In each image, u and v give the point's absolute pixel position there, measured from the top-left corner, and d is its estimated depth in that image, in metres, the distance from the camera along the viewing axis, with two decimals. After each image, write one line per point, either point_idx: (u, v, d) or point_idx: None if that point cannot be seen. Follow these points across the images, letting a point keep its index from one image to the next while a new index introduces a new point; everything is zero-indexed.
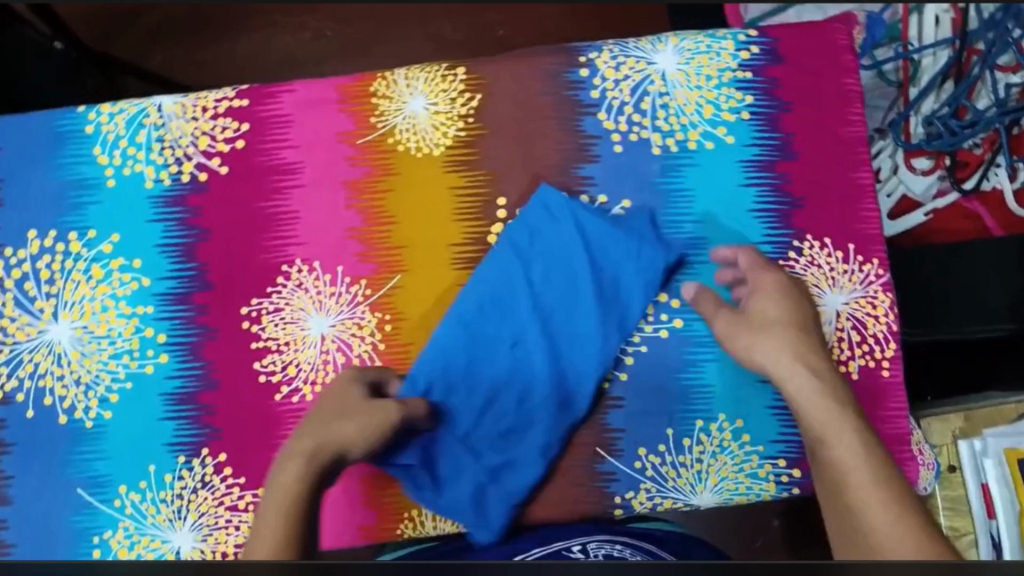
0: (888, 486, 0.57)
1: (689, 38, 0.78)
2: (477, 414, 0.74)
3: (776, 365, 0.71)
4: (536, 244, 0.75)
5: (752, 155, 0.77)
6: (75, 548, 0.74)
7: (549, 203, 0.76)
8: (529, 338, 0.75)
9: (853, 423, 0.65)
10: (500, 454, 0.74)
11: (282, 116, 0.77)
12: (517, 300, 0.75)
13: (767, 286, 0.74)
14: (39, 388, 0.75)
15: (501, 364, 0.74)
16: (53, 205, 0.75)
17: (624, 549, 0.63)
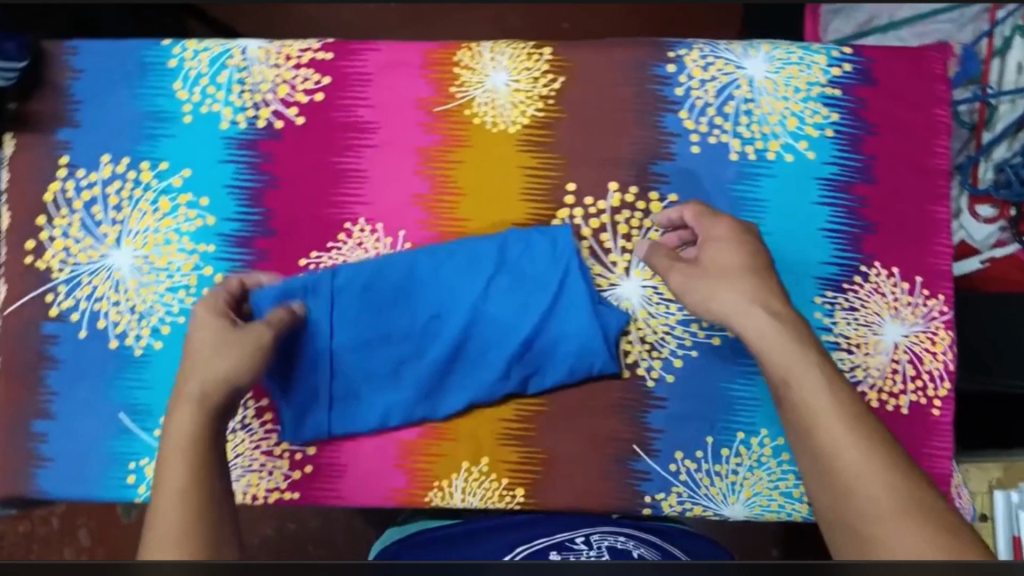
0: (864, 453, 0.60)
1: (782, 47, 0.76)
2: (375, 372, 0.76)
3: (732, 315, 0.68)
4: (520, 259, 0.76)
5: (830, 173, 0.76)
6: (110, 470, 0.75)
7: (559, 240, 0.76)
8: (450, 311, 0.76)
9: (818, 364, 0.65)
10: (353, 386, 0.76)
11: (364, 74, 0.76)
12: (469, 283, 0.76)
13: (721, 236, 0.71)
14: (94, 310, 0.76)
15: (417, 317, 0.76)
16: (128, 132, 0.75)
17: (629, 541, 0.71)
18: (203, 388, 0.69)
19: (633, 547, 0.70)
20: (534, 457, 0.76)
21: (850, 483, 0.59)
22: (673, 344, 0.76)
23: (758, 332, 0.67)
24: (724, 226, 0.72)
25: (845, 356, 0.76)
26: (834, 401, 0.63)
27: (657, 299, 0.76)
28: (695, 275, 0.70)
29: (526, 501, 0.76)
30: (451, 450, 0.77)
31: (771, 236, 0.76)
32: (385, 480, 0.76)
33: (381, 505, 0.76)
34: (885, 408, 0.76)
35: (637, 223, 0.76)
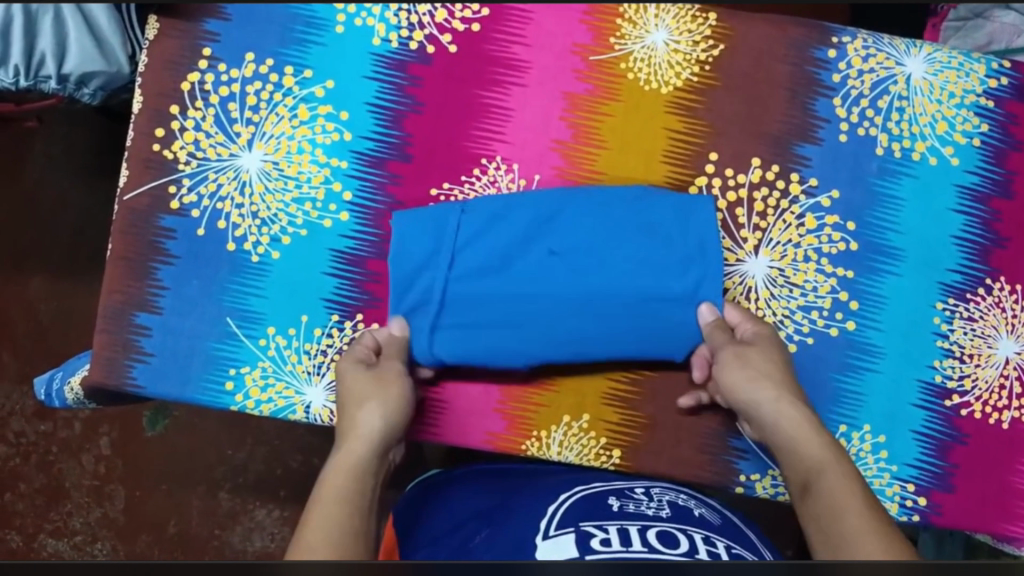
0: (871, 520, 0.55)
1: (944, 51, 0.77)
2: (480, 313, 0.71)
3: (771, 407, 0.66)
4: (651, 212, 0.72)
5: (972, 183, 0.76)
6: (207, 374, 0.73)
7: (699, 207, 0.73)
8: (568, 254, 0.71)
9: (844, 459, 0.62)
10: (459, 314, 0.71)
11: (525, 11, 0.75)
12: (600, 232, 0.72)
13: (769, 338, 0.71)
14: (215, 210, 0.73)
15: (530, 259, 0.71)
16: (278, 33, 0.74)
17: (689, 500, 0.69)
18: (357, 437, 0.64)
19: (694, 506, 0.67)
20: (634, 420, 0.74)
21: (850, 511, 0.56)
22: (791, 328, 0.75)
23: (777, 410, 0.66)
24: (760, 326, 0.71)
25: (956, 364, 0.76)
26: (838, 458, 0.62)
27: (782, 282, 0.75)
28: (733, 360, 0.68)
29: (621, 462, 0.74)
30: (553, 402, 0.74)
31: (905, 235, 0.76)
32: (481, 423, 0.74)
33: (477, 447, 0.74)
34: (986, 421, 0.76)
35: (773, 203, 0.75)
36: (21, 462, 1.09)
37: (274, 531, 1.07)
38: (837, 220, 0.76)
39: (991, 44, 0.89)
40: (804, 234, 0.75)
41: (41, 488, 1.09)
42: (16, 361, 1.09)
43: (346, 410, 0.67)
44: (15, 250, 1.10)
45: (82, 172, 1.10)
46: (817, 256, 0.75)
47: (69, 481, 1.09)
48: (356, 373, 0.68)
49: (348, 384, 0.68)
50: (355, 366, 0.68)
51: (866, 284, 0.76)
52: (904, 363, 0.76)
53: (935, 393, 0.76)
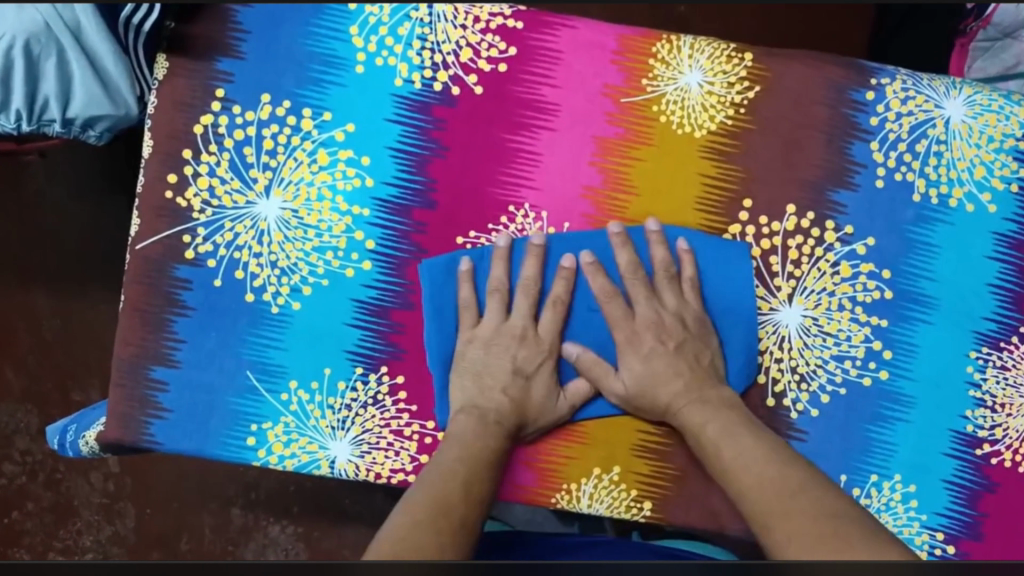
0: (781, 464, 0.61)
1: (983, 92, 0.75)
2: (603, 347, 0.71)
3: (678, 419, 0.68)
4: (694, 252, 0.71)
5: (1008, 229, 0.75)
6: (228, 430, 0.70)
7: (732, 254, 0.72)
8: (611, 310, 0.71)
9: (733, 413, 0.67)
10: None
11: (554, 51, 0.72)
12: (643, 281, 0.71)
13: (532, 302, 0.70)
14: (233, 259, 0.70)
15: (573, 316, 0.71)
16: (296, 74, 0.71)
17: None
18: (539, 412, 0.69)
19: None
20: (667, 472, 0.72)
21: (750, 452, 0.63)
22: (824, 378, 0.74)
23: (686, 423, 0.68)
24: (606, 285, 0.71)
25: (987, 414, 0.75)
26: (725, 414, 0.66)
27: (816, 331, 0.73)
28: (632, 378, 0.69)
29: (653, 514, 0.73)
30: (584, 455, 0.72)
31: (939, 283, 0.75)
32: (510, 476, 0.72)
33: (506, 500, 0.72)
34: (1015, 469, 0.75)
35: (807, 250, 0.73)
36: (28, 481, 1.06)
37: (288, 546, 1.06)
38: (872, 268, 0.74)
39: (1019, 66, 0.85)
40: (838, 282, 0.73)
41: (50, 506, 1.06)
42: (19, 379, 1.06)
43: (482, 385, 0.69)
44: (18, 268, 1.07)
45: (86, 186, 1.06)
46: (851, 305, 0.74)
47: (78, 498, 1.07)
48: (539, 362, 0.70)
49: (531, 378, 0.69)
50: (543, 361, 0.70)
51: (899, 332, 0.74)
52: (936, 412, 0.75)
53: (966, 442, 0.75)
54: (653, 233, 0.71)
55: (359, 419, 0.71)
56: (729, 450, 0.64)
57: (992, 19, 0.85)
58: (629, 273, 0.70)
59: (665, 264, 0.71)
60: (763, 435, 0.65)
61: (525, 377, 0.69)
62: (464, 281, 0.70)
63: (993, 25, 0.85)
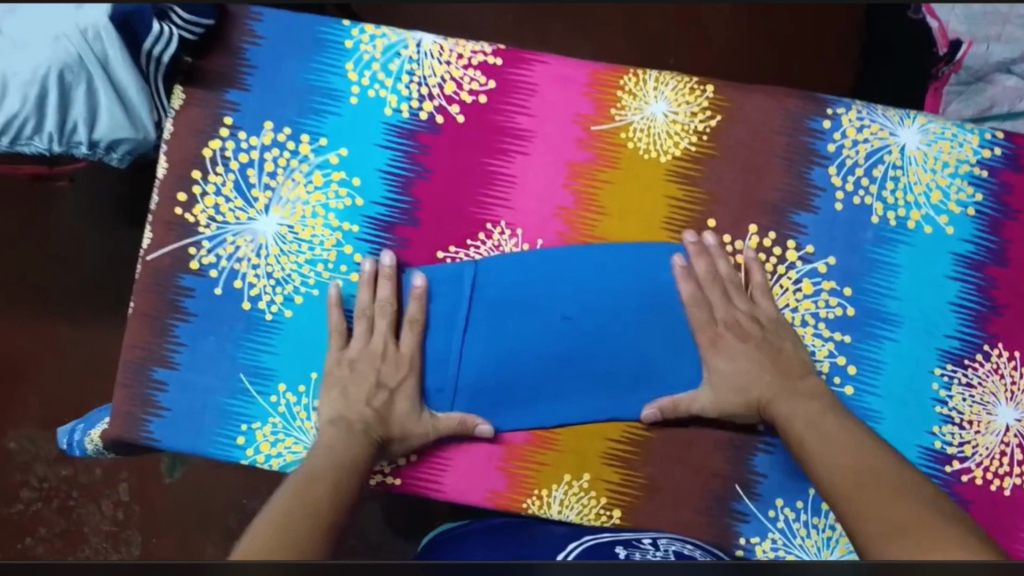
0: (859, 451, 0.69)
1: (936, 121, 0.80)
2: (570, 357, 0.74)
3: (771, 413, 0.74)
4: (656, 270, 0.76)
5: (967, 252, 0.78)
6: (219, 428, 0.75)
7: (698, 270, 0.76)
8: (581, 320, 0.75)
9: (819, 401, 0.73)
10: (477, 378, 0.75)
11: (530, 84, 0.79)
12: (610, 298, 0.75)
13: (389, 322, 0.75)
14: (233, 270, 0.76)
15: (540, 328, 0.75)
16: (295, 104, 0.78)
17: (695, 551, 0.71)
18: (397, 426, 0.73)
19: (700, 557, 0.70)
20: (635, 481, 0.75)
21: (834, 445, 0.69)
22: None
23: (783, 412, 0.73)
24: (579, 296, 0.75)
25: (955, 430, 0.76)
26: (808, 406, 0.72)
27: None
28: (719, 375, 0.75)
29: (621, 523, 0.75)
30: (554, 462, 0.75)
31: (902, 301, 0.77)
32: (484, 481, 0.75)
33: (478, 504, 0.74)
34: (988, 487, 0.76)
35: (770, 269, 0.77)
36: (42, 506, 0.97)
37: None
38: (834, 286, 0.77)
39: (993, 108, 0.91)
40: (800, 298, 0.77)
41: (60, 532, 0.96)
42: None
43: (349, 391, 0.75)
44: None
45: None
46: (814, 321, 0.77)
47: (88, 525, 0.97)
48: (401, 376, 0.74)
49: (394, 391, 0.74)
50: (406, 376, 0.74)
51: (863, 348, 0.77)
52: (905, 428, 0.76)
53: (936, 459, 0.76)
54: (713, 245, 0.76)
55: None
56: (812, 438, 0.70)
57: (963, 63, 0.89)
58: (708, 282, 0.76)
59: (731, 276, 0.76)
60: (844, 420, 0.71)
61: (388, 390, 0.74)
62: (334, 305, 0.75)
63: (964, 69, 0.90)
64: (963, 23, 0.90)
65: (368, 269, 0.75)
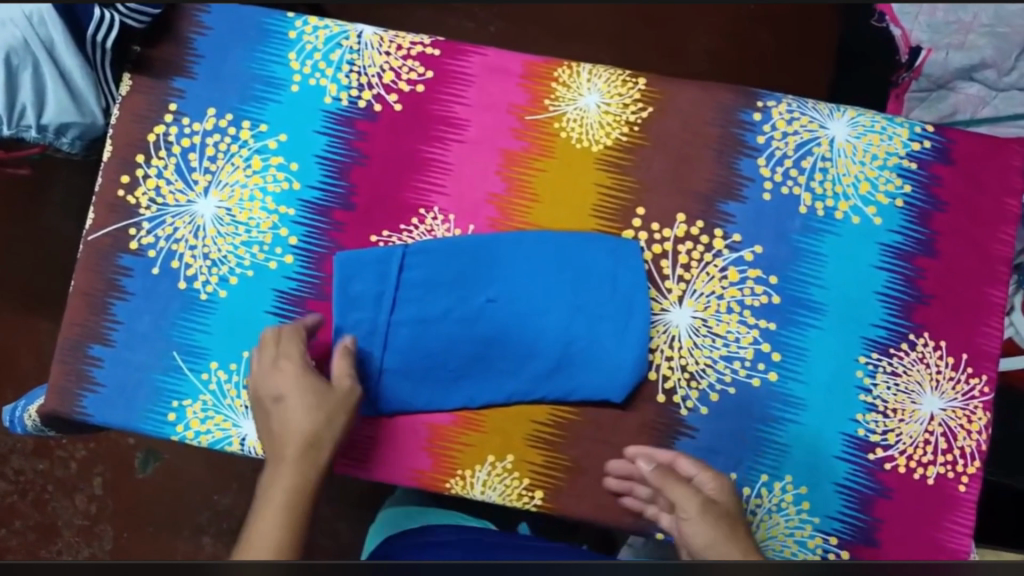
0: None
1: (867, 115, 0.81)
2: (495, 339, 0.76)
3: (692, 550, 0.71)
4: (578, 255, 0.77)
5: (894, 242, 0.79)
6: (152, 404, 0.77)
7: (624, 258, 0.77)
8: (505, 301, 0.77)
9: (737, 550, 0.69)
10: (405, 359, 0.76)
11: (466, 74, 0.81)
12: (535, 283, 0.77)
13: (271, 345, 0.74)
14: (170, 250, 0.79)
15: (467, 308, 0.76)
16: (238, 91, 0.81)
17: None
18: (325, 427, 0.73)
19: None
20: (559, 464, 0.76)
21: None
22: (713, 377, 0.77)
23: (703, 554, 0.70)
24: (505, 280, 0.77)
25: (878, 418, 0.77)
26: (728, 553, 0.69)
27: (705, 331, 0.78)
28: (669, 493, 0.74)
29: (543, 503, 0.76)
30: (478, 443, 0.76)
31: (826, 290, 0.78)
32: (408, 460, 0.77)
33: (402, 482, 0.76)
34: (909, 476, 0.77)
35: (696, 256, 0.78)
36: (19, 500, 1.14)
37: None
38: (760, 274, 0.78)
39: (956, 115, 0.93)
40: (726, 286, 0.78)
41: (35, 525, 1.13)
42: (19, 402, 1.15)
43: (275, 434, 0.74)
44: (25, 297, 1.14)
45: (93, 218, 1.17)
46: (739, 308, 0.78)
47: (61, 519, 1.13)
48: (302, 375, 0.74)
49: (294, 400, 0.73)
50: (305, 372, 0.74)
51: (788, 336, 0.78)
52: (826, 416, 0.77)
53: (858, 446, 0.77)
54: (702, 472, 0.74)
55: None
56: None
57: (922, 70, 0.92)
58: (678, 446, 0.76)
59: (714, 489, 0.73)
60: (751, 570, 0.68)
61: (285, 400, 0.74)
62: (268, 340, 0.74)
63: (924, 77, 0.93)
64: (926, 32, 0.93)
65: (271, 333, 0.75)
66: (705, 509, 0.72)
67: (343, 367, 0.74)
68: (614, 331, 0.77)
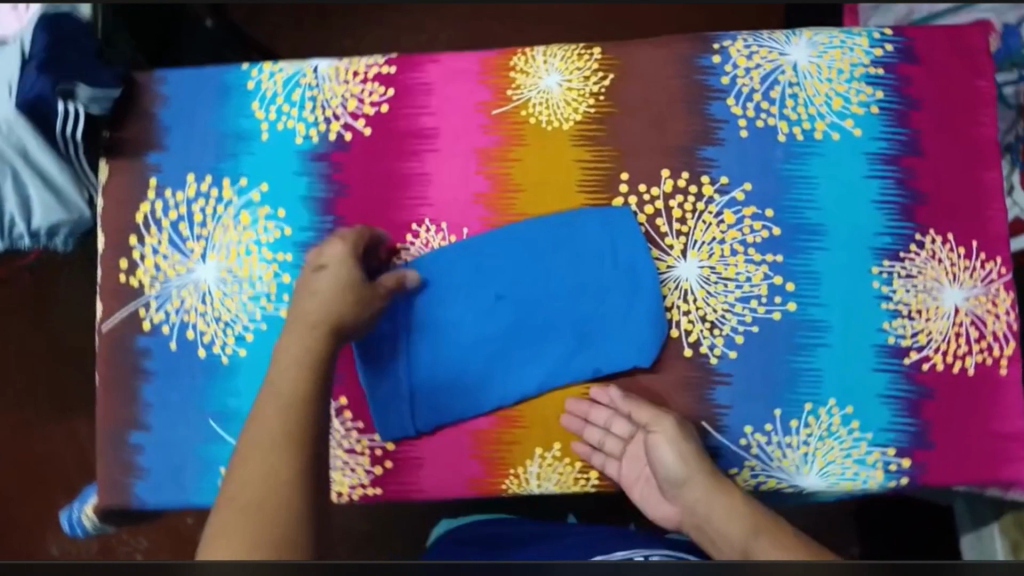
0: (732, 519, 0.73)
1: (823, 32, 0.81)
2: (513, 332, 0.77)
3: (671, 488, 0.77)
4: (571, 233, 0.78)
5: (880, 148, 0.79)
6: (202, 475, 0.78)
7: (615, 224, 0.78)
8: (514, 296, 0.78)
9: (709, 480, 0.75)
10: (431, 375, 0.77)
11: (426, 84, 0.82)
12: (539, 271, 0.78)
13: (326, 249, 0.79)
14: (183, 322, 0.80)
15: (479, 310, 0.78)
16: (212, 154, 0.82)
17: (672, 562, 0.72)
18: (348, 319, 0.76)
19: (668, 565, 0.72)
20: None
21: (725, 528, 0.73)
22: (734, 321, 0.78)
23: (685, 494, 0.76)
24: (509, 275, 0.78)
25: (906, 323, 0.77)
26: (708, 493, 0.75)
27: (715, 278, 0.78)
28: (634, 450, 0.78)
29: (600, 483, 0.78)
30: (523, 438, 0.77)
31: (824, 211, 0.79)
32: (460, 470, 0.78)
33: (460, 494, 0.77)
34: (950, 371, 0.77)
35: (689, 207, 0.79)
36: None
37: None
38: (755, 210, 0.79)
39: (912, 15, 0.96)
40: (725, 230, 0.78)
41: None
42: None
43: (303, 295, 0.78)
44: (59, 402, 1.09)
45: None
46: (743, 248, 0.78)
47: None
48: (336, 291, 0.77)
49: (330, 289, 0.77)
50: (340, 283, 0.77)
51: (798, 264, 0.78)
52: (853, 333, 0.77)
53: (891, 354, 0.77)
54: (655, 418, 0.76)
55: None
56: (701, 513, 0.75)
57: None
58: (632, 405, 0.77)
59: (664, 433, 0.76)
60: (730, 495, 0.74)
61: (324, 266, 0.78)
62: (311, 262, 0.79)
63: None
64: None
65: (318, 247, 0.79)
66: (684, 433, 0.75)
67: (386, 280, 0.77)
68: (626, 297, 0.77)
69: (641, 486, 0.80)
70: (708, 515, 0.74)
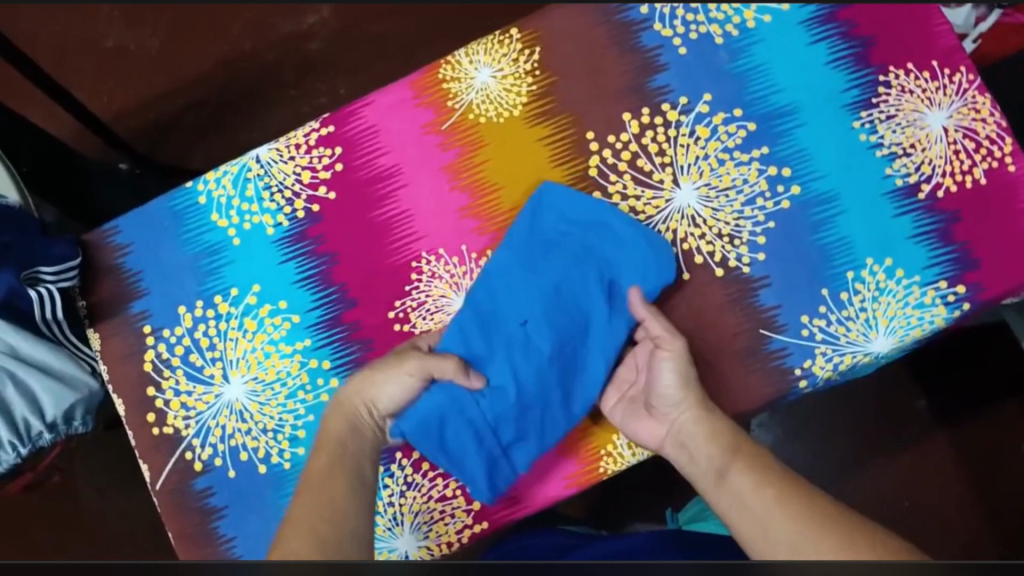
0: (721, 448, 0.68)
1: None
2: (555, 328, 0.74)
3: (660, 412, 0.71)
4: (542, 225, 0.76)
5: (812, 13, 0.80)
6: None
7: (556, 205, 0.76)
8: (544, 307, 0.74)
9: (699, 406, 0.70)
10: (513, 427, 0.73)
11: (369, 127, 0.81)
12: (553, 267, 0.75)
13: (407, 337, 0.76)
14: (232, 447, 0.78)
15: (522, 340, 0.74)
16: (193, 277, 0.80)
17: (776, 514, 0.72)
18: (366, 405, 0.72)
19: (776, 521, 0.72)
20: None
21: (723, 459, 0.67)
22: (749, 224, 0.77)
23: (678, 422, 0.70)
24: (529, 277, 0.75)
25: (906, 161, 0.77)
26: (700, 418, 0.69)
27: (715, 193, 0.77)
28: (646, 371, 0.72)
29: None
30: (600, 417, 0.76)
31: (788, 90, 0.79)
32: (555, 473, 0.76)
33: (564, 493, 0.76)
34: (965, 189, 0.77)
35: (663, 138, 0.78)
36: None
37: None
38: (724, 115, 0.79)
39: None
40: (705, 144, 0.78)
41: None
42: None
43: None
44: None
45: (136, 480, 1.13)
46: (728, 155, 0.78)
47: None
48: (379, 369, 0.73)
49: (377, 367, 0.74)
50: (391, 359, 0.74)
51: (785, 148, 0.78)
52: (862, 190, 0.77)
53: (905, 194, 0.77)
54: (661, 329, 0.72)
55: (405, 508, 0.75)
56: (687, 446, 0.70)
57: None
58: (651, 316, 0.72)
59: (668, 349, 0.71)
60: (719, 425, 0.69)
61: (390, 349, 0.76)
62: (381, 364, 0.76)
63: None
64: None
65: None
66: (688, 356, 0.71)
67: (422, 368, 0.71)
68: (619, 251, 0.75)
69: (630, 409, 0.74)
70: (692, 436, 0.69)
